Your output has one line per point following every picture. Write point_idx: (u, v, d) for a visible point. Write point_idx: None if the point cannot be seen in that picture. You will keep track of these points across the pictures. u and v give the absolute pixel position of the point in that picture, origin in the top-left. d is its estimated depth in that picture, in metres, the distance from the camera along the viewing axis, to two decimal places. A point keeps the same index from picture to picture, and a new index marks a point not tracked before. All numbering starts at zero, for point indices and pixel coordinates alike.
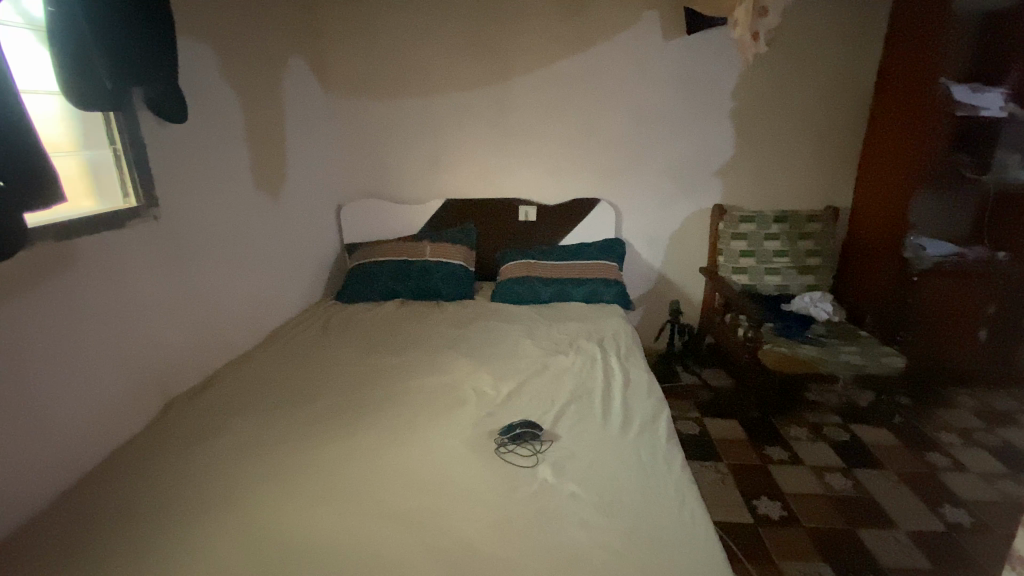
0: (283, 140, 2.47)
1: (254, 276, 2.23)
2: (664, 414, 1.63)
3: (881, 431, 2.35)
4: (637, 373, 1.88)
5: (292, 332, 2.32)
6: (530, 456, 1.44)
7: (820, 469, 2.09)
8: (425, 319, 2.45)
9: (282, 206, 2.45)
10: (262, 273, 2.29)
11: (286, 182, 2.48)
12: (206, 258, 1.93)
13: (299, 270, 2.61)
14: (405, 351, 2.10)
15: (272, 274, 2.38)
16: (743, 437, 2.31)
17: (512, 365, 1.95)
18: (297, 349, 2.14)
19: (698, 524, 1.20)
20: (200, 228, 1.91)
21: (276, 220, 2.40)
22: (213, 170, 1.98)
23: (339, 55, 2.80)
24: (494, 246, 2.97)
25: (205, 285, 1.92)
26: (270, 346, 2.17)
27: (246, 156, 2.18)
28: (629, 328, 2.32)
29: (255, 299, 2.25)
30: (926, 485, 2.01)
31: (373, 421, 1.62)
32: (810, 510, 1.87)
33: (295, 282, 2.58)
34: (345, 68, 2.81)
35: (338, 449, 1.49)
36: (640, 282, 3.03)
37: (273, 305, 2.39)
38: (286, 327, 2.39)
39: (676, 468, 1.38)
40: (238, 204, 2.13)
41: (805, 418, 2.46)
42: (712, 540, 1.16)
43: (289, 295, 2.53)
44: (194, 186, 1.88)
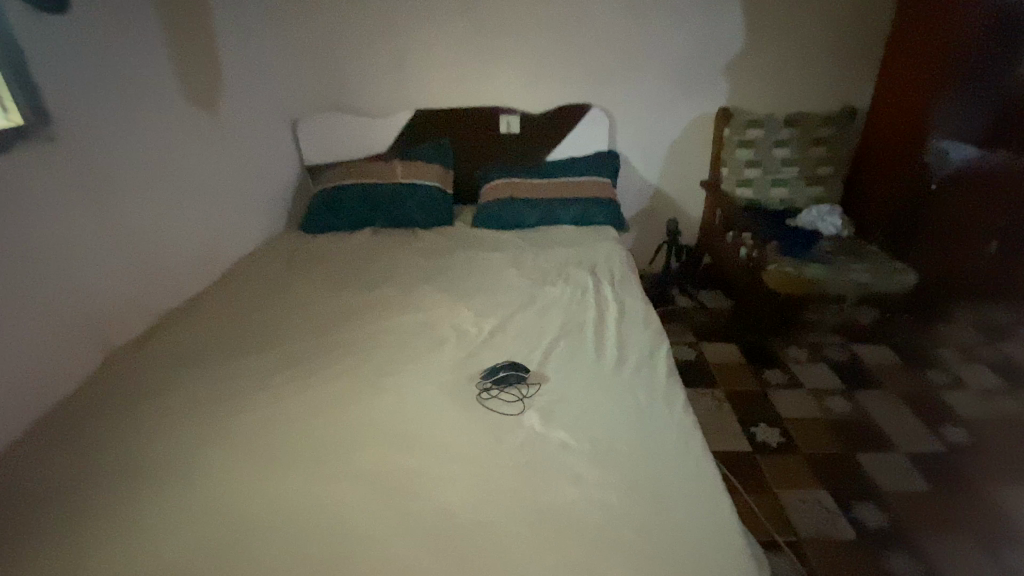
0: (206, 41, 2.07)
1: (196, 208, 1.96)
2: (662, 348, 1.48)
3: (882, 350, 2.27)
4: (632, 302, 1.71)
5: (250, 268, 2.09)
6: (515, 400, 1.29)
7: (819, 392, 2.01)
8: (399, 250, 2.22)
9: (223, 124, 2.12)
10: (204, 204, 2.00)
11: (221, 94, 2.12)
12: (133, 187, 1.66)
13: (252, 197, 2.33)
14: (376, 288, 1.90)
15: (218, 205, 2.09)
16: (740, 361, 2.21)
17: (494, 299, 1.76)
18: (255, 289, 1.93)
19: (702, 475, 1.08)
20: (118, 151, 1.61)
21: (215, 140, 2.07)
22: (123, 80, 1.64)
23: None
24: (473, 164, 2.68)
25: (132, 217, 1.65)
26: (225, 286, 1.95)
27: (165, 62, 1.83)
28: (622, 251, 2.12)
29: (199, 234, 1.98)
30: (927, 405, 1.94)
31: (339, 367, 1.45)
32: (810, 436, 1.80)
33: (249, 213, 2.30)
34: None
35: (300, 403, 1.33)
36: (636, 199, 2.77)
37: (222, 238, 2.12)
38: (244, 262, 2.14)
39: (676, 409, 1.25)
40: (164, 121, 1.81)
41: (804, 338, 2.36)
42: (718, 494, 1.04)
43: (241, 228, 2.26)
44: (99, 100, 1.55)
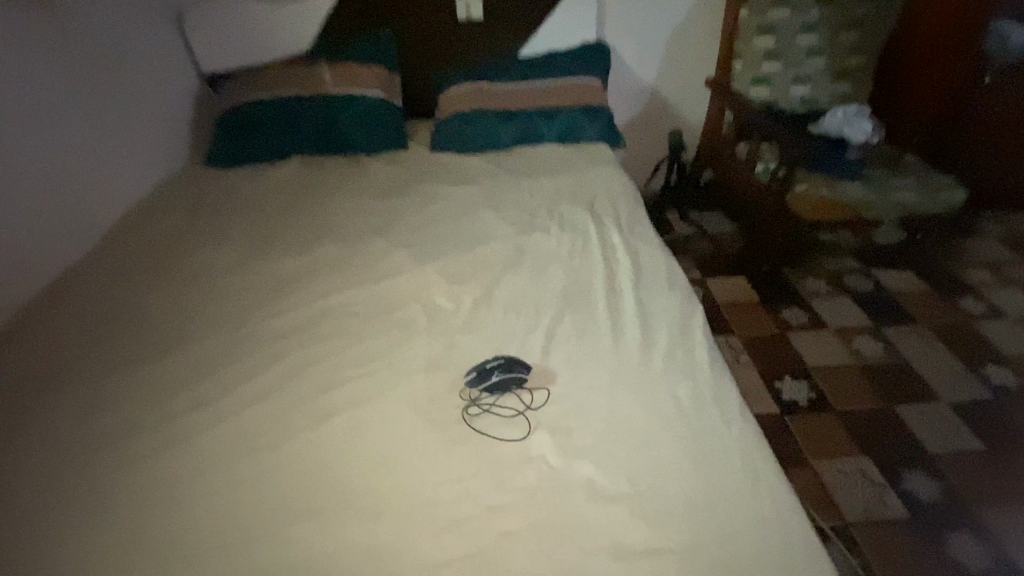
0: None
1: (27, 144, 1.38)
2: (697, 318, 1.13)
3: (906, 276, 2.04)
4: (649, 252, 1.34)
5: (133, 231, 1.57)
6: (514, 415, 0.94)
7: (846, 331, 1.77)
8: (341, 190, 1.72)
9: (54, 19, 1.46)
10: (40, 135, 1.42)
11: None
12: None
13: (131, 127, 1.72)
14: (309, 247, 1.44)
15: (66, 137, 1.50)
16: (755, 298, 1.92)
17: (471, 257, 1.35)
18: (143, 260, 1.44)
19: (789, 524, 0.77)
20: None
21: (42, 34, 1.43)
22: None
23: None
24: (426, 65, 2.11)
25: None
26: (97, 261, 1.45)
27: None
28: (623, 177, 1.69)
29: (39, 181, 1.42)
30: (960, 339, 1.77)
31: (264, 378, 1.05)
32: (843, 389, 1.57)
33: (128, 149, 1.71)
34: None
35: (209, 442, 0.94)
36: (629, 104, 2.27)
37: (89, 192, 1.58)
38: (127, 224, 1.62)
39: (731, 413, 0.93)
40: None
41: (821, 266, 2.08)
42: (816, 552, 0.74)
43: (116, 171, 1.67)
44: None
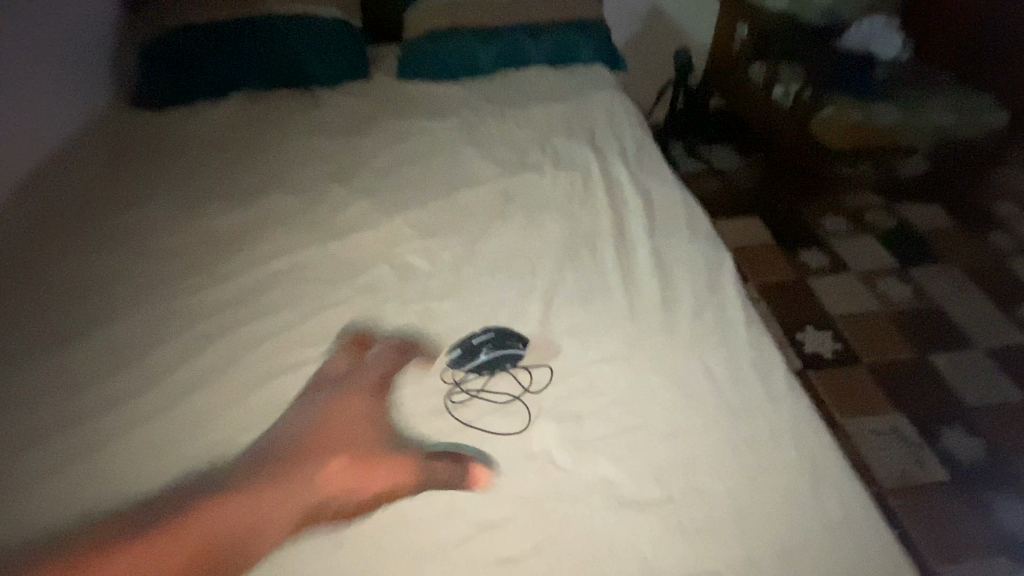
0: None
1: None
2: (725, 271, 0.94)
3: (932, 211, 1.85)
4: (662, 191, 1.12)
5: (43, 189, 1.31)
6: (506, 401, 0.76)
7: (871, 274, 1.60)
8: (293, 130, 1.45)
9: None
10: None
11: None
12: None
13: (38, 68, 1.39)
14: (254, 200, 1.20)
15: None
16: (770, 241, 1.73)
17: (449, 205, 1.13)
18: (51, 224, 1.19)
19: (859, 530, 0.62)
20: None
21: None
22: None
23: None
24: None
25: None
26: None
27: None
28: (626, 103, 1.44)
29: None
30: (991, 279, 1.62)
31: (195, 367, 0.84)
32: (870, 338, 1.42)
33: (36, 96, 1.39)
34: None
35: (115, 457, 0.73)
36: (629, 22, 1.97)
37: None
38: (35, 180, 1.36)
39: (778, 387, 0.76)
40: None
41: (840, 202, 1.88)
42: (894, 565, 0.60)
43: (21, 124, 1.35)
44: None
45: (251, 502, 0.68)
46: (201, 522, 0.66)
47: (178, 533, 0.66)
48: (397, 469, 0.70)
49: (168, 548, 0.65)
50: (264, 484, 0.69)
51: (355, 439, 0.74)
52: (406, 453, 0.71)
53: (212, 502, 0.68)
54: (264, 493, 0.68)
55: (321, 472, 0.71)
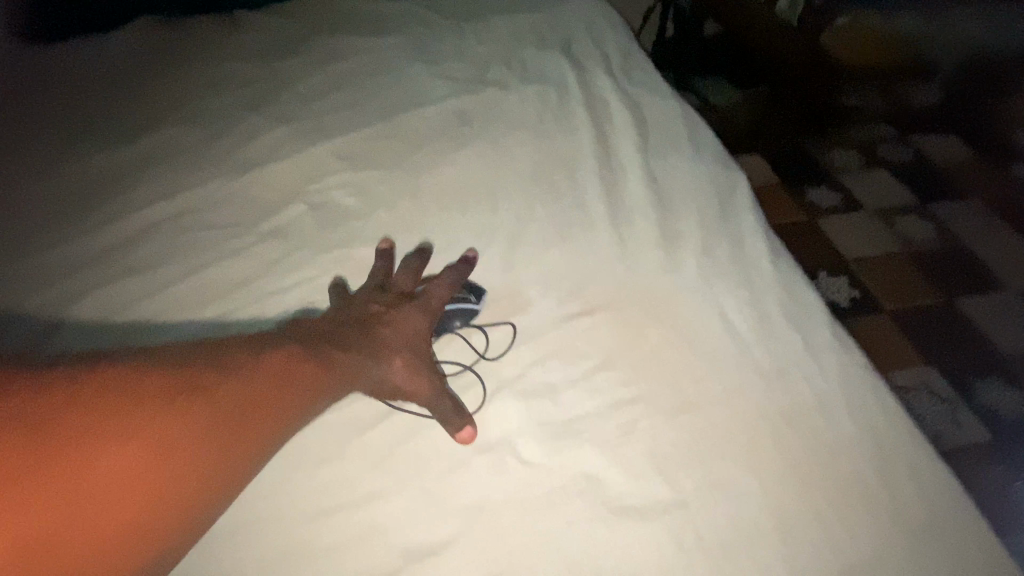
0: None
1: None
2: (737, 197, 0.74)
3: (949, 141, 1.66)
4: (655, 104, 0.90)
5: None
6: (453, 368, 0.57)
7: (887, 212, 1.42)
8: (201, 53, 1.18)
9: None
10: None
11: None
12: None
13: None
14: (143, 133, 0.95)
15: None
16: (773, 179, 1.53)
17: (389, 129, 0.89)
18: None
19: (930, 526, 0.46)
20: None
21: None
22: None
23: None
24: None
25: None
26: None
27: None
28: (608, 11, 1.20)
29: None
30: (1020, 213, 1.44)
31: (34, 346, 0.63)
32: (889, 283, 1.24)
33: None
34: None
35: None
36: None
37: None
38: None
39: (818, 340, 0.57)
40: None
41: (848, 133, 1.68)
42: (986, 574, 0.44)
43: None
44: None
45: (214, 400, 0.47)
46: (135, 408, 0.45)
47: (101, 434, 0.43)
48: (410, 369, 0.54)
49: (79, 441, 0.42)
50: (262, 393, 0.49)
51: (357, 327, 0.57)
52: (419, 354, 0.56)
53: (137, 407, 0.45)
54: (236, 384, 0.49)
55: (313, 364, 0.52)
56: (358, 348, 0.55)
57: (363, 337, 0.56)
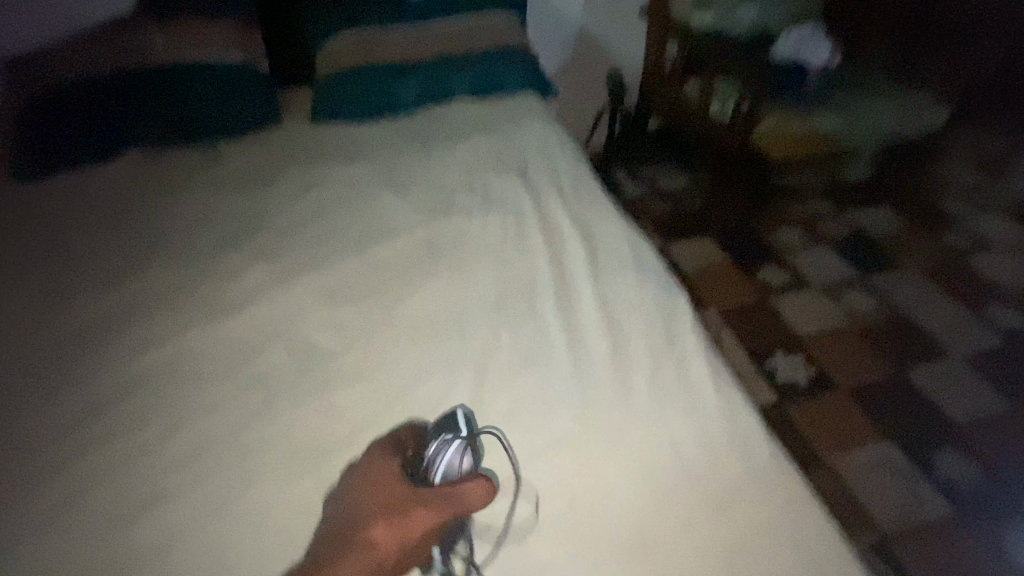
0: None
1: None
2: (682, 318, 0.81)
3: (882, 213, 1.81)
4: (604, 225, 1.00)
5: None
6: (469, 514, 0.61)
7: (834, 288, 1.52)
8: (181, 189, 1.27)
9: None
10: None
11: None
12: None
13: None
14: (129, 276, 1.03)
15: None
16: (727, 262, 1.64)
17: (364, 262, 0.97)
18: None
19: None
20: None
21: None
22: None
23: None
24: (293, 16, 1.67)
25: None
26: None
27: None
28: (559, 135, 1.35)
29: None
30: (955, 279, 1.56)
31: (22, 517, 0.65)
32: (843, 359, 1.32)
33: None
34: None
35: None
36: (554, 47, 1.93)
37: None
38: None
39: (758, 464, 0.63)
40: None
41: (791, 212, 1.82)
42: None
43: None
44: None
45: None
46: None
47: None
48: (391, 529, 0.55)
49: None
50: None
51: (347, 514, 0.59)
52: (397, 507, 0.57)
53: None
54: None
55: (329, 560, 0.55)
56: (356, 534, 0.56)
57: (354, 521, 0.58)
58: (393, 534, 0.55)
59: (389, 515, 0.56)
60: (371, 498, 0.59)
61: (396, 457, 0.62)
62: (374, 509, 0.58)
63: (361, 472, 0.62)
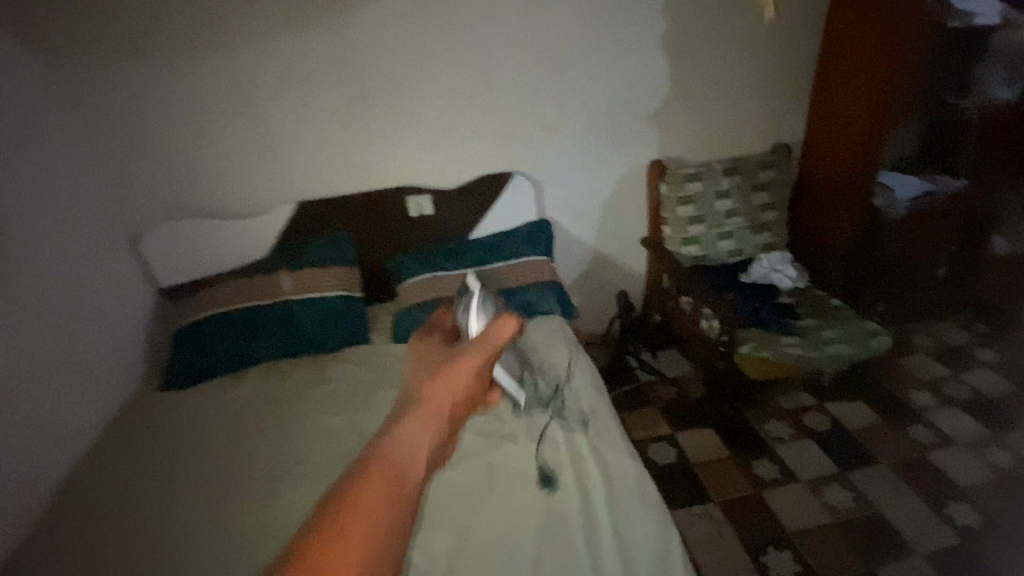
0: None
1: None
2: (675, 556, 1.20)
3: (858, 407, 2.14)
4: (619, 464, 1.42)
5: (82, 497, 1.56)
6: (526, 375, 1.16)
7: (817, 483, 1.82)
8: (304, 408, 1.75)
9: (16, 308, 1.60)
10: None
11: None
12: None
13: (83, 381, 1.82)
14: (277, 488, 1.46)
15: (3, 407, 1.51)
16: (725, 453, 1.97)
17: (446, 488, 1.38)
18: (98, 538, 1.41)
19: None
20: None
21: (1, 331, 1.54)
22: None
23: (62, 19, 1.83)
24: (382, 256, 2.28)
25: None
26: (40, 545, 1.43)
27: None
28: (583, 365, 1.83)
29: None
30: (923, 476, 1.83)
31: None
32: (826, 555, 1.59)
33: (76, 404, 1.77)
34: (71, 40, 1.87)
35: None
36: (574, 265, 2.52)
37: (32, 456, 1.59)
38: (73, 485, 1.62)
39: None
40: None
41: (779, 405, 2.17)
42: None
43: (62, 430, 1.71)
44: None
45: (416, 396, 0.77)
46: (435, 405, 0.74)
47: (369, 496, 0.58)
48: (421, 357, 0.87)
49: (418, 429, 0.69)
50: (418, 377, 0.80)
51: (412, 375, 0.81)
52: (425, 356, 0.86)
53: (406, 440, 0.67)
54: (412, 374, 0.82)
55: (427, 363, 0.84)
56: (421, 369, 0.81)
57: (414, 358, 0.86)
58: (442, 382, 0.77)
59: (437, 377, 0.78)
60: (416, 356, 0.87)
61: (423, 337, 0.98)
62: (415, 357, 0.87)
63: (423, 354, 0.88)
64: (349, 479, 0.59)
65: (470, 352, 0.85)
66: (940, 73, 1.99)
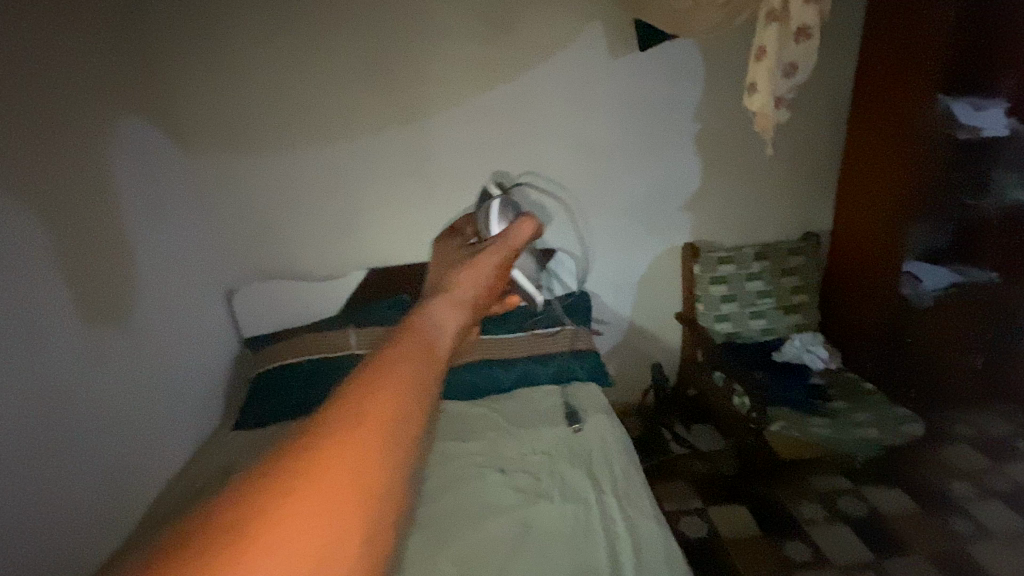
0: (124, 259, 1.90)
1: (96, 447, 1.65)
2: None
3: (893, 493, 2.13)
4: (647, 529, 1.53)
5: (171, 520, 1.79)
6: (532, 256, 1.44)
7: (849, 569, 1.82)
8: None
9: (142, 349, 1.93)
10: (101, 434, 1.68)
11: (125, 285, 1.89)
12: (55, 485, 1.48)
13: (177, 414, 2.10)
14: None
15: (125, 434, 1.79)
16: (756, 531, 2.00)
17: (487, 536, 1.52)
18: None
19: None
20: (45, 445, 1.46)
21: (130, 367, 1.85)
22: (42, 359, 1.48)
23: (199, 115, 2.30)
24: None
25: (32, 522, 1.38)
26: None
27: (74, 305, 1.64)
28: (615, 431, 1.96)
29: (97, 480, 1.65)
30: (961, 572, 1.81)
31: None
32: None
33: (170, 434, 2.04)
34: (203, 130, 2.32)
35: None
36: (610, 334, 2.69)
37: (136, 479, 1.84)
38: (163, 509, 1.85)
39: None
40: (65, 376, 1.56)
41: (812, 486, 2.19)
42: None
43: (158, 457, 1.97)
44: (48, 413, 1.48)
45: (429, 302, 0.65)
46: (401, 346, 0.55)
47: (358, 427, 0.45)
48: (448, 263, 0.81)
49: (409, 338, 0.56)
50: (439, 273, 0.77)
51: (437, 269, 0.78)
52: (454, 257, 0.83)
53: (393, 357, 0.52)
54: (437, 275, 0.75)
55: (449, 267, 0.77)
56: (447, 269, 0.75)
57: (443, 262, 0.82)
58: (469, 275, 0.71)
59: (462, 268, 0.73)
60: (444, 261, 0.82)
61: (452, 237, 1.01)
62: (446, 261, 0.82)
63: (444, 260, 0.83)
64: (366, 362, 0.51)
65: (494, 250, 0.79)
66: (953, 175, 2.11)
